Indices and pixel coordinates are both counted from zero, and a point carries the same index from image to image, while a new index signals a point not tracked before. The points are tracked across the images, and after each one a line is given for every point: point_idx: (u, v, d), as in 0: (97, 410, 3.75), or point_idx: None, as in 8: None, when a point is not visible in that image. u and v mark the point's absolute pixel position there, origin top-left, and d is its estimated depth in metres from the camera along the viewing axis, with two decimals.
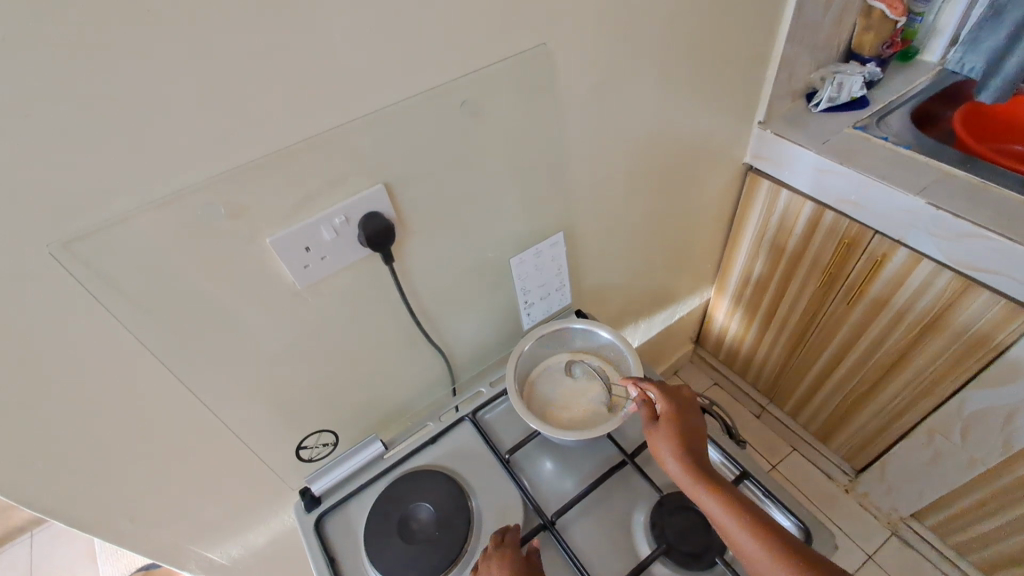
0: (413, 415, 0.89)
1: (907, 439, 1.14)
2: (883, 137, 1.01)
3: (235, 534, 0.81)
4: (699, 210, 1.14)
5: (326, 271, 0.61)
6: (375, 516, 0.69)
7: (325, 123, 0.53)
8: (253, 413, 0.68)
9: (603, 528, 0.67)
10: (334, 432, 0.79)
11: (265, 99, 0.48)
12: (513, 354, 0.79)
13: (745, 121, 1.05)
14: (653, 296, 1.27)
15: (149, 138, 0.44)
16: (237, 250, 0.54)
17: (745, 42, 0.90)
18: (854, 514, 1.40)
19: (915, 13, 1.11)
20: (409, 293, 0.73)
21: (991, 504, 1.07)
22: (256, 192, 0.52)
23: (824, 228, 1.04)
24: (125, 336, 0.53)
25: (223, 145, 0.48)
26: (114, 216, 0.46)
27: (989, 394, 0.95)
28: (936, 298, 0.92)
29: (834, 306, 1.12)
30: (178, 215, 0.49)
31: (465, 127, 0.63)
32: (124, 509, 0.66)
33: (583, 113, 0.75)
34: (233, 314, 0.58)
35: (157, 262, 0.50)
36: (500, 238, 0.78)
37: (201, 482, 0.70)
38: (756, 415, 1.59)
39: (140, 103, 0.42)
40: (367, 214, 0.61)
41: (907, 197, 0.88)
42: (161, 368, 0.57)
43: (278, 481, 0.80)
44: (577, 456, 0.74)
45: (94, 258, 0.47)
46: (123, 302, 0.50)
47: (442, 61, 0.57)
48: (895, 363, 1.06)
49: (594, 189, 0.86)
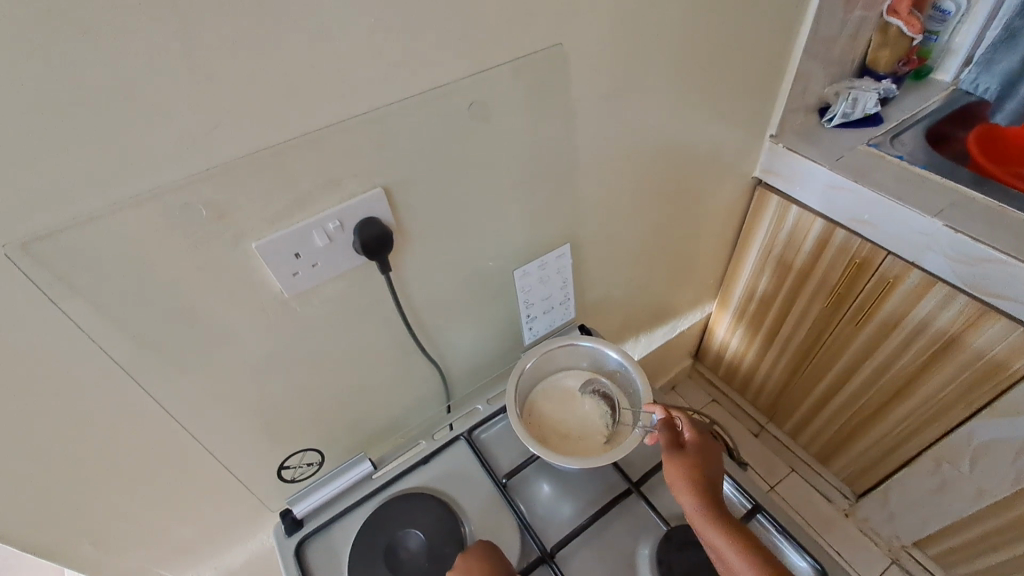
0: (404, 432, 0.85)
1: (912, 465, 1.11)
2: (898, 155, 0.98)
3: (208, 555, 0.75)
4: (706, 224, 1.11)
5: (316, 279, 0.57)
6: (361, 543, 0.64)
7: (325, 117, 0.49)
8: (230, 429, 0.63)
9: (604, 560, 0.63)
10: (319, 451, 0.74)
11: (255, 89, 0.44)
12: (514, 372, 0.74)
13: (756, 134, 1.02)
14: (656, 310, 1.23)
15: (120, 126, 0.40)
16: (219, 255, 0.50)
17: (762, 49, 0.86)
18: (853, 541, 1.36)
19: (930, 32, 1.09)
20: (405, 303, 0.68)
21: (998, 537, 1.04)
22: (242, 192, 0.48)
23: (834, 246, 1.01)
24: (89, 344, 0.48)
25: (207, 140, 0.44)
26: (79, 214, 0.42)
27: (1001, 423, 0.91)
28: (951, 322, 0.89)
29: (840, 326, 1.09)
30: (156, 215, 0.45)
31: (470, 130, 0.59)
32: (85, 528, 0.61)
33: (594, 120, 0.71)
34: (212, 322, 0.53)
35: (125, 264, 0.46)
36: (502, 248, 0.74)
37: (171, 500, 0.65)
38: (754, 434, 1.56)
39: (117, 93, 0.39)
40: (362, 221, 0.56)
41: (924, 218, 0.86)
42: (130, 379, 0.53)
43: (256, 505, 0.75)
44: (577, 481, 0.70)
45: (54, 259, 0.42)
46: (89, 308, 0.46)
47: (449, 58, 0.53)
48: (904, 386, 1.03)
49: (601, 199, 0.83)
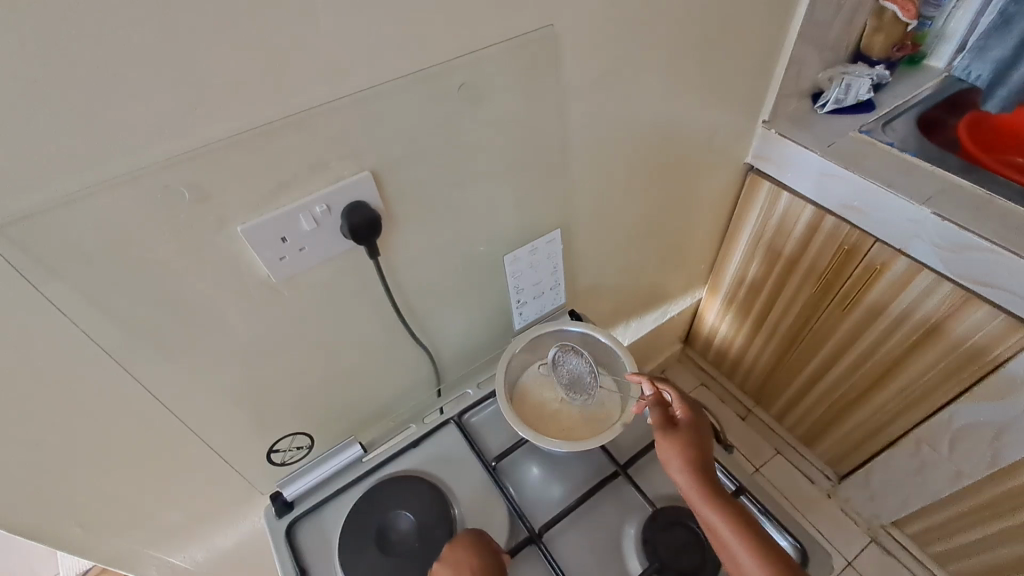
0: (395, 416, 0.85)
1: (893, 447, 1.14)
2: (889, 142, 0.98)
3: (199, 536, 0.76)
4: (697, 209, 1.11)
5: (304, 264, 0.57)
6: (351, 525, 0.65)
7: (311, 98, 0.48)
8: (219, 413, 0.63)
9: (591, 540, 0.64)
10: (308, 435, 0.75)
11: (237, 69, 0.43)
12: (504, 357, 0.74)
13: (749, 119, 1.01)
14: (647, 296, 1.24)
15: (95, 106, 0.39)
16: (204, 239, 0.49)
17: (757, 32, 0.85)
18: (835, 520, 1.40)
19: (925, 17, 1.07)
20: (394, 287, 0.68)
21: (974, 516, 1.07)
22: (226, 175, 0.47)
23: (823, 233, 1.02)
24: (70, 328, 0.48)
25: (188, 120, 0.43)
26: (57, 197, 0.41)
27: (980, 408, 0.94)
28: (936, 307, 0.90)
29: (827, 312, 1.10)
30: (137, 197, 0.44)
31: (459, 114, 0.58)
32: (73, 510, 0.61)
33: (585, 104, 0.70)
34: (197, 306, 0.53)
35: (105, 248, 0.45)
36: (493, 233, 0.74)
37: (160, 483, 0.65)
38: (741, 417, 1.58)
39: (91, 69, 0.37)
40: (349, 205, 0.56)
41: (912, 205, 0.86)
42: (113, 364, 0.52)
43: (246, 487, 0.75)
44: (565, 464, 0.71)
45: (31, 242, 0.42)
46: (69, 291, 0.46)
47: (438, 39, 0.52)
48: (888, 371, 1.05)
49: (592, 184, 0.82)
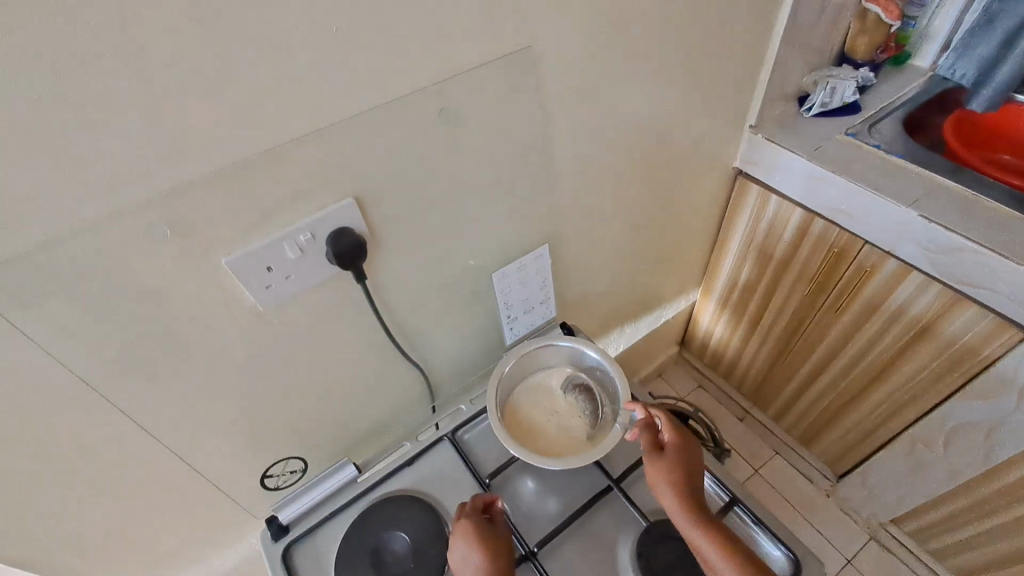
0: (389, 434, 0.85)
1: (889, 447, 1.14)
2: (875, 144, 0.99)
3: (196, 561, 0.77)
4: (687, 215, 1.11)
5: (289, 291, 0.57)
6: (346, 548, 0.66)
7: (289, 130, 0.48)
8: (210, 441, 0.63)
9: (586, 556, 0.64)
10: (301, 458, 0.75)
11: (213, 104, 0.43)
12: (494, 375, 0.74)
13: (735, 126, 1.02)
14: (640, 302, 1.24)
15: (71, 149, 0.39)
16: (189, 273, 0.50)
17: (738, 40, 0.86)
18: (834, 519, 1.41)
19: (909, 18, 1.08)
20: (383, 309, 0.68)
21: (973, 513, 1.07)
22: (207, 209, 0.47)
23: (813, 236, 1.02)
24: (55, 366, 0.48)
25: (166, 158, 0.43)
26: (37, 241, 0.41)
27: (973, 406, 0.94)
28: (927, 308, 0.91)
29: (820, 315, 1.11)
30: (117, 236, 0.44)
31: (441, 137, 0.59)
32: (68, 542, 0.61)
33: (568, 119, 0.70)
34: (184, 338, 0.53)
35: (87, 287, 0.45)
36: (480, 250, 0.74)
37: (155, 511, 0.66)
38: (739, 418, 1.59)
39: (67, 113, 0.38)
40: (334, 231, 0.56)
41: (898, 209, 0.87)
42: (101, 400, 0.52)
43: (241, 511, 0.75)
44: (558, 480, 0.71)
45: (12, 284, 0.42)
46: (52, 330, 0.46)
47: (415, 64, 0.52)
48: (881, 372, 1.05)
49: (579, 197, 0.82)
